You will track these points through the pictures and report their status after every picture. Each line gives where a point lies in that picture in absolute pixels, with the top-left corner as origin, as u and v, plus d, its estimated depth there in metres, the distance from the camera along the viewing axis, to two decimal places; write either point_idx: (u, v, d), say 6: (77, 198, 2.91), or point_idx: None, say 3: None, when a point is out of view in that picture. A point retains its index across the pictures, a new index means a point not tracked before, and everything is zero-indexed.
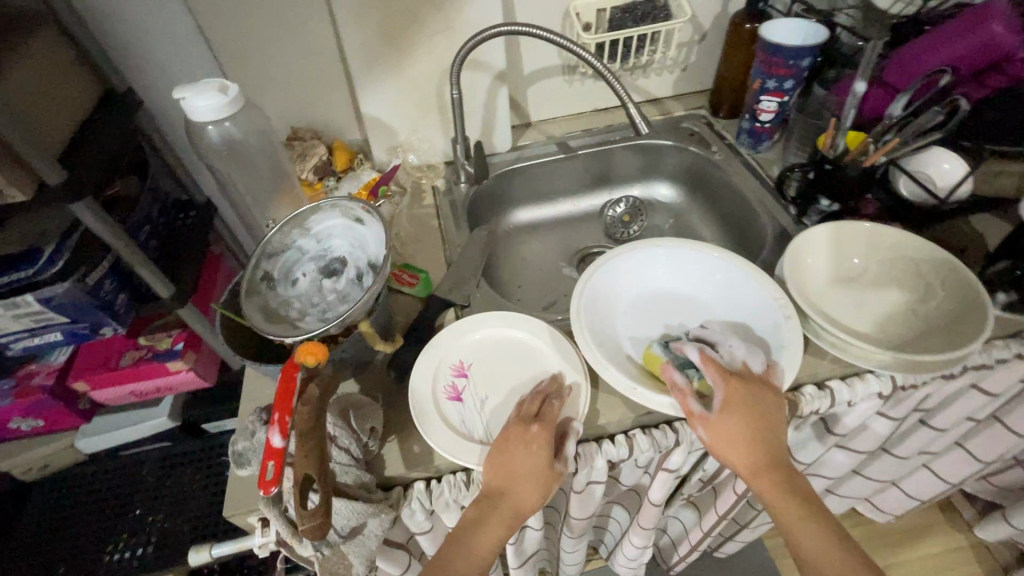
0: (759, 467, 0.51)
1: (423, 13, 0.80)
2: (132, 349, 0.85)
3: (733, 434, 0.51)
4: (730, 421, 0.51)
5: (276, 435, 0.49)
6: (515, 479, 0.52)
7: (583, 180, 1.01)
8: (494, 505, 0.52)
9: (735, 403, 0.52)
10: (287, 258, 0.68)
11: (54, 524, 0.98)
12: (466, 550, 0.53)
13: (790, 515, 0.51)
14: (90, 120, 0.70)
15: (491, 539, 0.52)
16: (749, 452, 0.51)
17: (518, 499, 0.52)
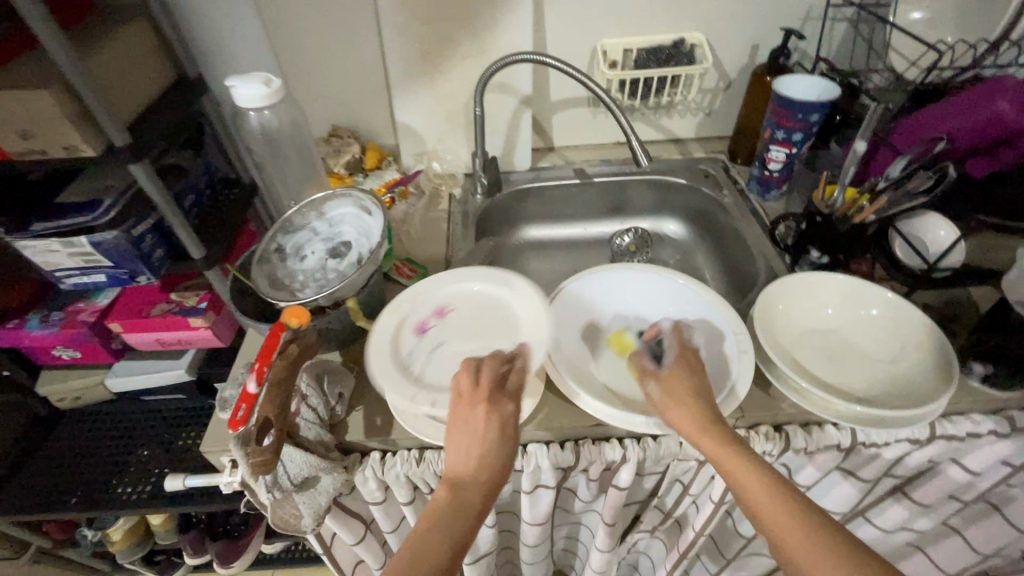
0: (709, 424, 0.51)
1: (459, 37, 0.88)
2: (163, 302, 0.95)
3: (679, 389, 0.54)
4: (676, 375, 0.55)
5: (253, 381, 0.55)
6: (482, 451, 0.50)
7: (596, 207, 1.06)
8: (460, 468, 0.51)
9: (680, 364, 0.56)
10: (300, 237, 0.76)
11: (76, 452, 1.07)
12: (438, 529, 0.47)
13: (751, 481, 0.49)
14: (161, 99, 0.81)
15: (465, 507, 0.49)
16: (696, 409, 0.52)
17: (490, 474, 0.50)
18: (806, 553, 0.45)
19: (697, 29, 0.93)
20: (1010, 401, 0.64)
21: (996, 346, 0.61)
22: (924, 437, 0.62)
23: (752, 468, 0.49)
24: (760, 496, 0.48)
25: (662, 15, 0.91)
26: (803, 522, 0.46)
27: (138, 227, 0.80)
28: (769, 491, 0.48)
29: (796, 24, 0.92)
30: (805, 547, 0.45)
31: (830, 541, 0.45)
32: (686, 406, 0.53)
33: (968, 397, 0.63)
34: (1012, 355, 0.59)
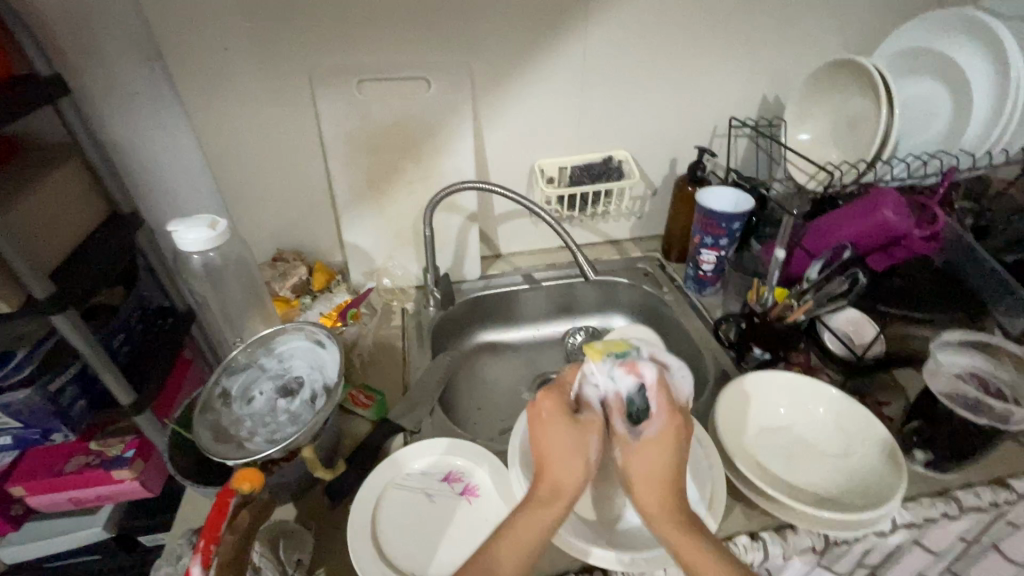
0: (665, 495, 0.53)
1: (405, 165, 0.92)
2: (80, 454, 0.84)
3: (645, 463, 0.54)
4: (656, 449, 0.54)
5: (196, 565, 0.48)
6: (565, 455, 0.54)
7: (546, 309, 1.08)
8: (540, 501, 0.52)
9: (669, 429, 0.55)
10: (247, 376, 0.72)
11: None
12: (510, 541, 0.50)
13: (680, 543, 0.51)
14: (89, 241, 0.77)
15: (539, 532, 0.50)
16: (660, 487, 0.53)
17: (562, 473, 0.53)
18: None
19: (622, 148, 1.03)
20: (952, 482, 0.68)
21: (930, 435, 0.66)
22: (887, 529, 0.64)
23: (683, 530, 0.51)
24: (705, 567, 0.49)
25: (590, 137, 1.00)
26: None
27: (55, 380, 0.72)
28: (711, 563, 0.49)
29: (705, 141, 1.04)
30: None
31: None
32: (651, 483, 0.53)
33: (914, 482, 0.67)
34: (945, 441, 0.65)
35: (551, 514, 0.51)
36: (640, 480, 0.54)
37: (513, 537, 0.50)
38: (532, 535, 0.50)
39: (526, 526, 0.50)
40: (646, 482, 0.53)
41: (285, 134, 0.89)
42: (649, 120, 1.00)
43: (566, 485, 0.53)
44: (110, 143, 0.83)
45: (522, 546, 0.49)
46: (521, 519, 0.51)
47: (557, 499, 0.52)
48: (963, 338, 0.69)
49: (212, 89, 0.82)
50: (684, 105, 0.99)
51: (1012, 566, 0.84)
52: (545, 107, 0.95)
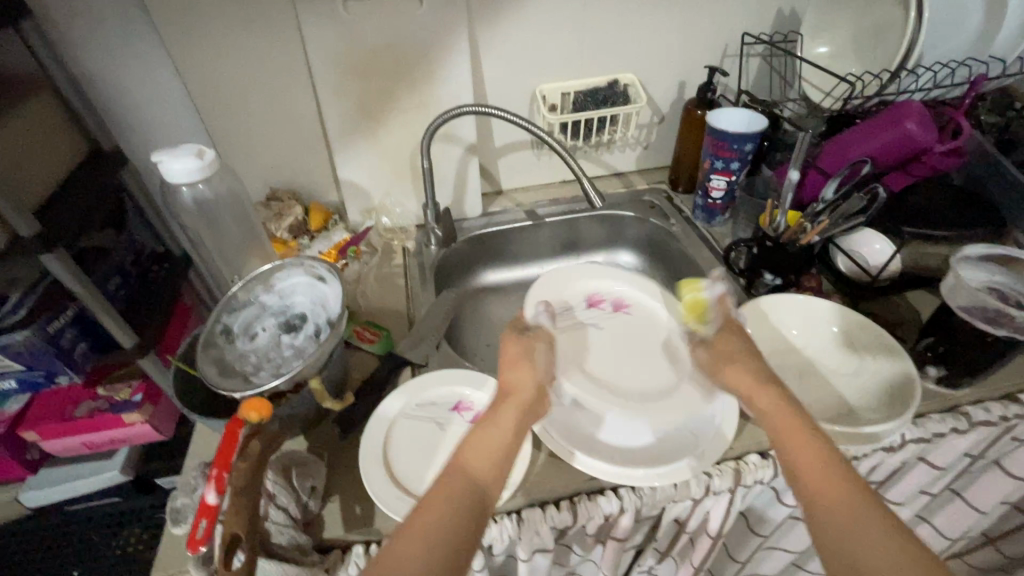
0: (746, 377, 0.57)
1: (398, 92, 0.87)
2: (88, 400, 0.84)
3: (723, 346, 0.61)
4: (727, 338, 0.62)
5: (211, 491, 0.49)
6: (514, 370, 0.57)
7: (551, 246, 1.06)
8: (502, 402, 0.54)
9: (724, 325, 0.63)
10: (249, 313, 0.71)
11: None
12: (494, 430, 0.51)
13: (777, 421, 0.52)
14: (73, 177, 0.73)
15: (508, 433, 0.51)
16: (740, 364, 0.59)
17: (512, 381, 0.56)
18: (821, 501, 0.46)
19: (627, 70, 0.97)
20: (964, 398, 0.67)
21: (943, 350, 0.65)
22: (896, 444, 0.64)
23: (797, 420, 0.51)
24: (792, 431, 0.50)
25: (593, 58, 0.94)
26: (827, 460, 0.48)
27: (54, 322, 0.71)
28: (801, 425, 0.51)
29: (716, 61, 0.98)
30: (810, 474, 0.47)
31: (857, 500, 0.45)
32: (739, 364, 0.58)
33: (925, 399, 0.67)
34: (959, 356, 0.64)
35: (511, 414, 0.53)
36: (729, 358, 0.60)
37: (483, 438, 0.50)
38: (501, 440, 0.50)
39: (495, 436, 0.51)
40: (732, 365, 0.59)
41: (268, 59, 0.83)
42: (656, 38, 0.94)
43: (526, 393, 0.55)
44: (82, 75, 0.78)
45: (493, 444, 0.50)
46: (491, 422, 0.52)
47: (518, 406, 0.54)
48: (983, 255, 0.67)
49: (187, 10, 0.76)
50: (695, 20, 0.92)
51: (1013, 482, 0.85)
52: (544, 25, 0.88)
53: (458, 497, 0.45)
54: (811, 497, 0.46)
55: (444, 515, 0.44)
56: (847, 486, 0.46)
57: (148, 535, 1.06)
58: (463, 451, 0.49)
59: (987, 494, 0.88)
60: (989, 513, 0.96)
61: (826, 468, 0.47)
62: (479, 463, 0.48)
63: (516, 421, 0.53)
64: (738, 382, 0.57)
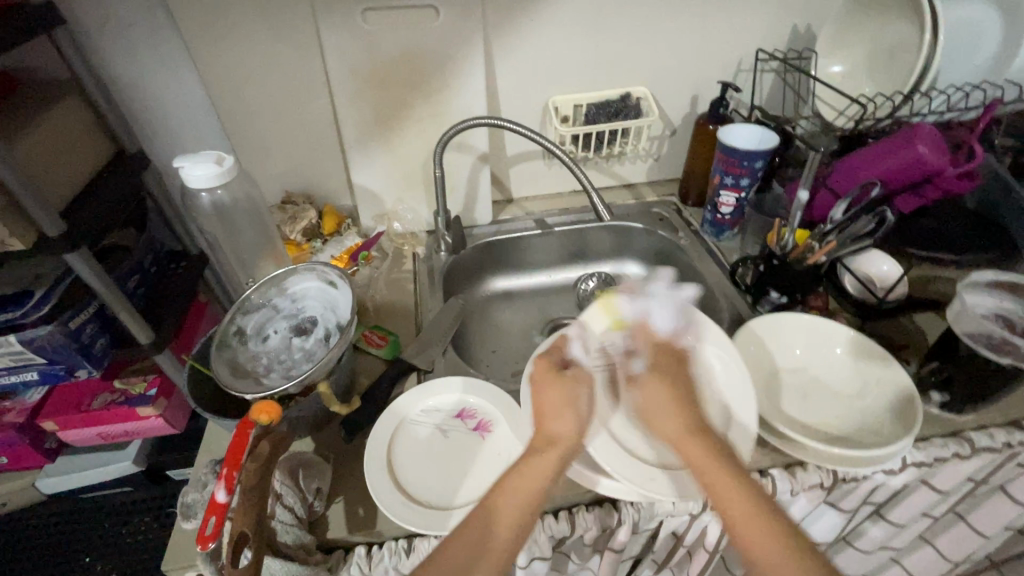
0: (690, 429, 0.52)
1: (413, 102, 0.89)
2: (104, 392, 0.87)
3: (651, 392, 0.55)
4: (653, 385, 0.56)
5: (220, 489, 0.51)
6: (555, 416, 0.55)
7: (560, 255, 1.07)
8: (544, 452, 0.52)
9: (659, 369, 0.57)
10: (262, 315, 0.73)
11: None
12: (519, 477, 0.51)
13: (712, 478, 0.48)
14: (98, 179, 0.76)
15: (543, 479, 0.50)
16: (674, 414, 0.53)
17: (555, 429, 0.53)
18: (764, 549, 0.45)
19: (640, 83, 0.98)
20: (968, 423, 0.67)
21: (949, 376, 0.65)
22: (898, 467, 0.65)
23: (727, 472, 0.48)
24: (720, 484, 0.48)
25: (607, 71, 0.95)
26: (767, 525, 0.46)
27: (75, 318, 0.73)
28: (724, 473, 0.48)
29: (729, 76, 0.99)
30: (748, 525, 0.46)
31: (801, 562, 0.44)
32: (671, 413, 0.53)
33: (928, 422, 0.67)
34: (964, 382, 0.64)
35: (552, 461, 0.51)
36: (654, 405, 0.54)
37: (519, 487, 0.50)
38: (535, 486, 0.50)
39: (530, 479, 0.50)
40: (657, 410, 0.54)
41: (287, 67, 0.85)
42: (669, 54, 0.94)
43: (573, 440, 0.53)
44: (108, 79, 0.81)
45: (531, 492, 0.50)
46: (524, 470, 0.51)
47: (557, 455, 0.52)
48: (990, 282, 0.67)
49: (211, 19, 0.78)
50: (709, 35, 0.93)
51: (1018, 508, 0.85)
52: (558, 38, 0.90)
53: (478, 542, 0.48)
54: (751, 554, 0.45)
55: (462, 555, 0.47)
56: (789, 543, 0.45)
57: (157, 525, 1.08)
58: (497, 496, 0.50)
59: (991, 518, 0.88)
60: (994, 537, 0.95)
61: (766, 523, 0.46)
62: (510, 505, 0.49)
63: (554, 467, 0.51)
64: (660, 424, 0.54)
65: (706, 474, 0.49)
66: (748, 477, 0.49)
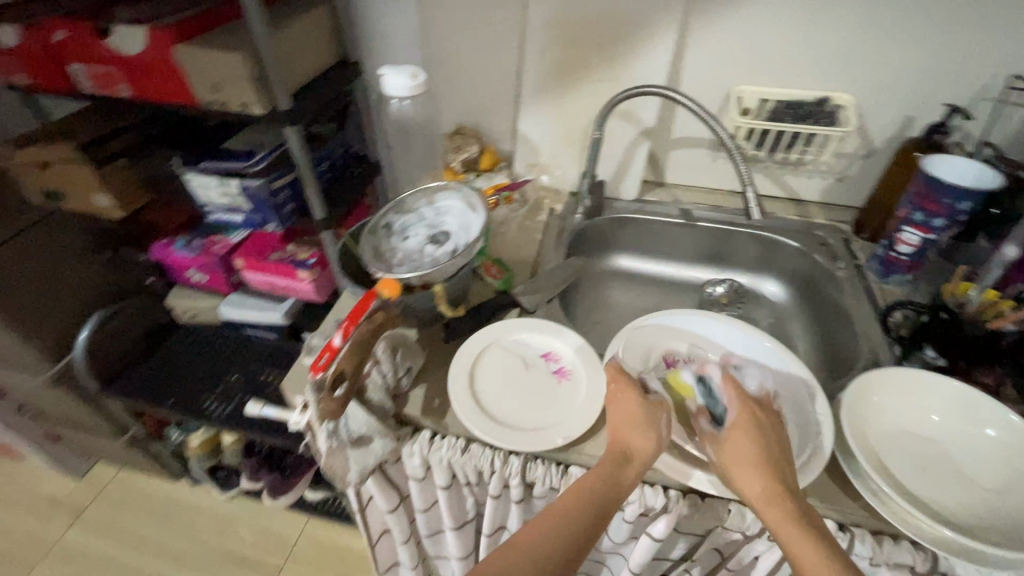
0: (773, 495, 0.50)
1: (595, 63, 0.91)
2: (281, 250, 1.07)
3: (740, 452, 0.53)
4: (738, 439, 0.54)
5: (338, 334, 0.62)
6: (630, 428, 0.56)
7: (696, 251, 1.03)
8: (616, 458, 0.54)
9: (741, 419, 0.55)
10: (408, 218, 0.83)
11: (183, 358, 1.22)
12: (592, 483, 0.53)
13: (787, 534, 0.48)
14: (324, 75, 0.92)
15: (617, 486, 0.52)
16: (760, 472, 0.51)
17: (630, 441, 0.55)
18: None
19: (846, 91, 0.88)
20: None
21: None
22: None
23: (803, 530, 0.48)
24: (799, 541, 0.47)
25: (809, 69, 0.87)
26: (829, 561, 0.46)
27: (277, 180, 0.91)
28: (802, 534, 0.48)
29: (962, 102, 0.84)
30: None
31: None
32: (753, 468, 0.52)
33: None
34: None
35: (625, 471, 0.53)
36: (738, 459, 0.53)
37: (594, 488, 0.52)
38: (607, 495, 0.52)
39: (603, 485, 0.52)
40: (743, 468, 0.52)
41: None
42: (894, 62, 0.83)
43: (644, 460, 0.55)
44: None
45: (604, 496, 0.51)
46: (597, 474, 0.53)
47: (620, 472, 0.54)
48: None
49: None
50: (952, 49, 0.80)
51: None
52: (765, 23, 0.84)
53: (562, 536, 0.49)
54: None
55: (544, 537, 0.49)
56: None
57: None
58: (577, 493, 0.52)
59: None
60: None
61: None
62: (588, 501, 0.51)
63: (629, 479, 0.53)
64: (739, 485, 0.52)
65: (790, 539, 0.47)
66: (827, 534, 0.48)
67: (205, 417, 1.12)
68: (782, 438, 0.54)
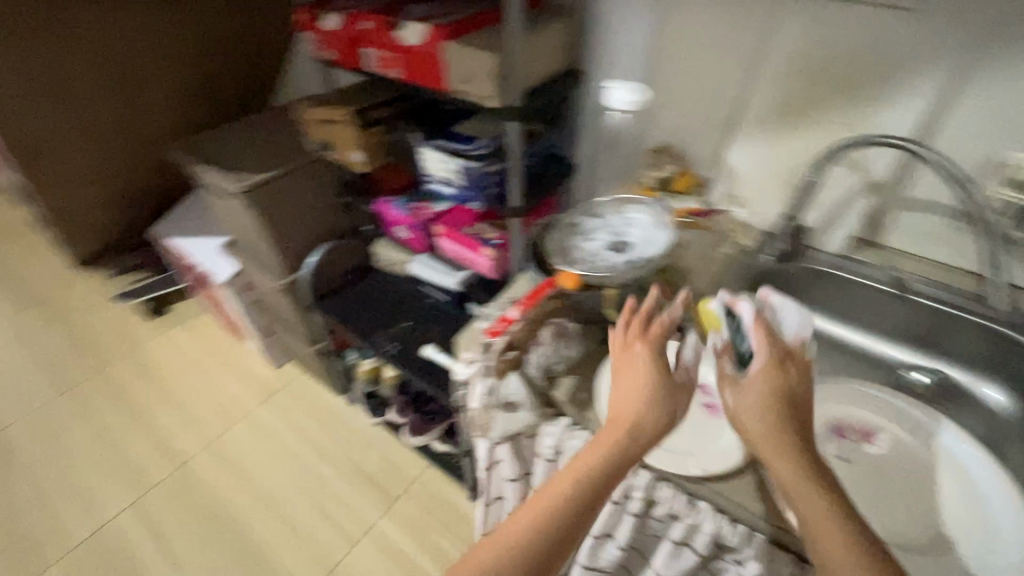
0: (778, 434, 0.54)
1: (826, 104, 0.86)
2: (473, 226, 1.22)
3: (754, 400, 0.56)
4: (755, 384, 0.57)
5: (514, 311, 0.77)
6: (626, 396, 0.59)
7: (900, 327, 0.91)
8: (608, 431, 0.57)
9: (767, 365, 0.58)
10: (593, 222, 0.88)
11: (372, 296, 1.45)
12: (576, 469, 0.55)
13: (789, 481, 0.52)
14: (553, 81, 1.02)
15: (600, 470, 0.55)
16: (768, 418, 0.55)
17: (625, 413, 0.57)
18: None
19: None
20: None
21: None
22: None
23: (813, 483, 0.52)
24: (800, 485, 0.52)
25: None
26: (835, 520, 0.49)
27: (489, 165, 1.03)
28: (809, 481, 0.52)
29: None
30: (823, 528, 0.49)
31: None
32: (763, 412, 0.55)
33: None
34: None
35: (608, 452, 0.55)
36: (752, 409, 0.56)
37: (573, 470, 0.55)
38: (589, 479, 0.54)
39: (581, 470, 0.55)
40: (752, 410, 0.56)
41: None
42: None
43: (641, 444, 0.56)
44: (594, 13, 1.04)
45: (585, 478, 0.54)
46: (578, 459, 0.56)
47: (618, 453, 0.55)
48: None
49: None
50: None
51: None
52: None
53: (542, 523, 0.52)
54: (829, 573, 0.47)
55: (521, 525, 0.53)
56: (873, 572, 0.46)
57: None
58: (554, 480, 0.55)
59: None
60: None
61: (841, 537, 0.48)
62: (566, 483, 0.54)
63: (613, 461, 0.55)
64: (745, 429, 0.56)
65: (791, 483, 0.52)
66: (832, 483, 0.52)
67: (379, 347, 1.32)
68: (799, 382, 0.57)
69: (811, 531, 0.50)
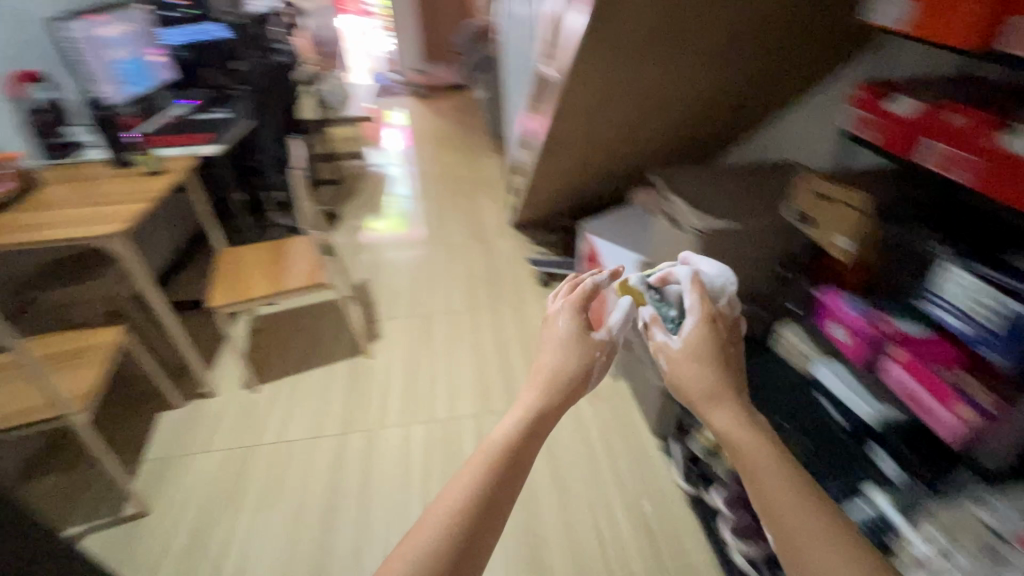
0: (723, 394, 0.91)
1: None
2: (952, 370, 0.95)
3: (688, 365, 0.96)
4: (699, 339, 0.98)
5: None
6: (555, 375, 0.98)
7: None
8: (534, 437, 0.88)
9: (698, 331, 0.99)
10: None
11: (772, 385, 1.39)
12: (519, 455, 0.84)
13: (748, 441, 0.84)
14: None
15: (513, 462, 0.83)
16: (715, 381, 0.93)
17: (550, 407, 0.92)
18: (793, 522, 0.74)
19: None
20: None
21: None
22: None
23: (770, 448, 0.82)
24: (763, 464, 0.80)
25: None
26: (784, 484, 0.77)
27: None
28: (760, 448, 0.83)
29: None
30: (771, 473, 0.79)
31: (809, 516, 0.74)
32: (702, 378, 0.94)
33: None
34: None
35: (516, 443, 0.85)
36: (695, 377, 0.94)
37: (502, 456, 0.82)
38: (505, 467, 0.81)
39: (506, 453, 0.83)
40: (697, 380, 0.94)
41: None
42: None
43: (570, 375, 0.99)
44: None
45: (502, 460, 0.82)
46: (491, 450, 0.83)
47: (555, 383, 0.97)
48: None
49: None
50: None
51: None
52: None
53: (476, 498, 0.76)
54: (770, 506, 0.77)
55: (465, 491, 0.76)
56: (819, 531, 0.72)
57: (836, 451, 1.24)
58: (486, 462, 0.81)
59: None
60: None
61: (799, 512, 0.74)
62: (483, 471, 0.79)
63: (512, 459, 0.82)
64: (691, 390, 0.94)
65: (746, 446, 0.84)
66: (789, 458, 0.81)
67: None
68: (720, 341, 0.99)
69: (771, 504, 0.76)
